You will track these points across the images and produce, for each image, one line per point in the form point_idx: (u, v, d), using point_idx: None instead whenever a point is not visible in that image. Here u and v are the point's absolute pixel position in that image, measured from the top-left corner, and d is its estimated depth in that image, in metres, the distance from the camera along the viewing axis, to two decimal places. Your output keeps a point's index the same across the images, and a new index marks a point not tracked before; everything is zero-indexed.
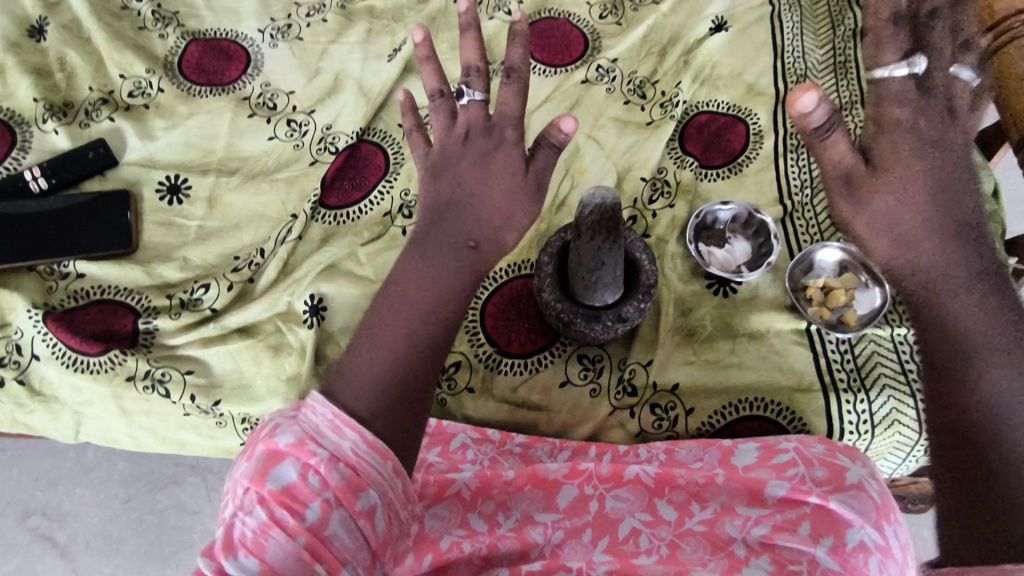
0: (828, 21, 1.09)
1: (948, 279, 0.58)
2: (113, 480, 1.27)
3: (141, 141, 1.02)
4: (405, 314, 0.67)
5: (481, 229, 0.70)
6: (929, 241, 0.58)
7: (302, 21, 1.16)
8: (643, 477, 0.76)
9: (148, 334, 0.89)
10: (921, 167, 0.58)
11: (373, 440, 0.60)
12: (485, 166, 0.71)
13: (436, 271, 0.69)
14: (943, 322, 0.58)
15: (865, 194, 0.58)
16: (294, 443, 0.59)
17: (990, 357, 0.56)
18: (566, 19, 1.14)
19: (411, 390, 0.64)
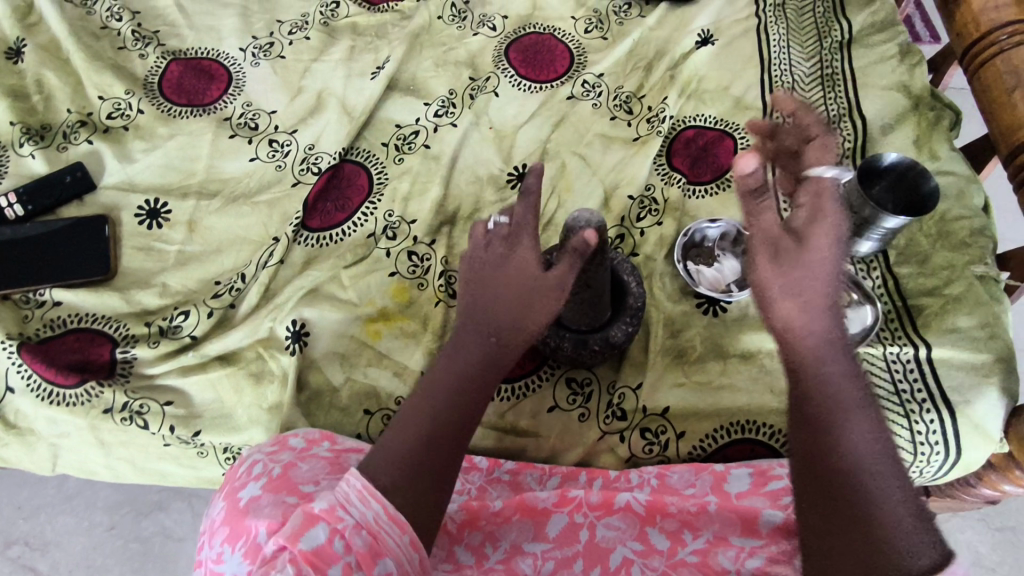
0: (814, 32, 1.08)
1: (834, 351, 0.57)
2: (97, 507, 1.24)
3: (119, 164, 1.00)
4: (432, 395, 0.66)
5: (506, 319, 0.67)
6: (829, 315, 0.57)
7: (284, 39, 1.14)
8: (634, 505, 0.73)
9: (125, 363, 0.87)
10: (837, 248, 0.57)
11: (395, 512, 0.58)
12: (507, 267, 0.68)
13: (468, 353, 0.68)
14: (822, 386, 0.57)
15: (782, 259, 0.58)
16: (326, 508, 0.57)
17: (864, 430, 0.55)
18: (551, 34, 1.14)
19: (432, 470, 0.62)
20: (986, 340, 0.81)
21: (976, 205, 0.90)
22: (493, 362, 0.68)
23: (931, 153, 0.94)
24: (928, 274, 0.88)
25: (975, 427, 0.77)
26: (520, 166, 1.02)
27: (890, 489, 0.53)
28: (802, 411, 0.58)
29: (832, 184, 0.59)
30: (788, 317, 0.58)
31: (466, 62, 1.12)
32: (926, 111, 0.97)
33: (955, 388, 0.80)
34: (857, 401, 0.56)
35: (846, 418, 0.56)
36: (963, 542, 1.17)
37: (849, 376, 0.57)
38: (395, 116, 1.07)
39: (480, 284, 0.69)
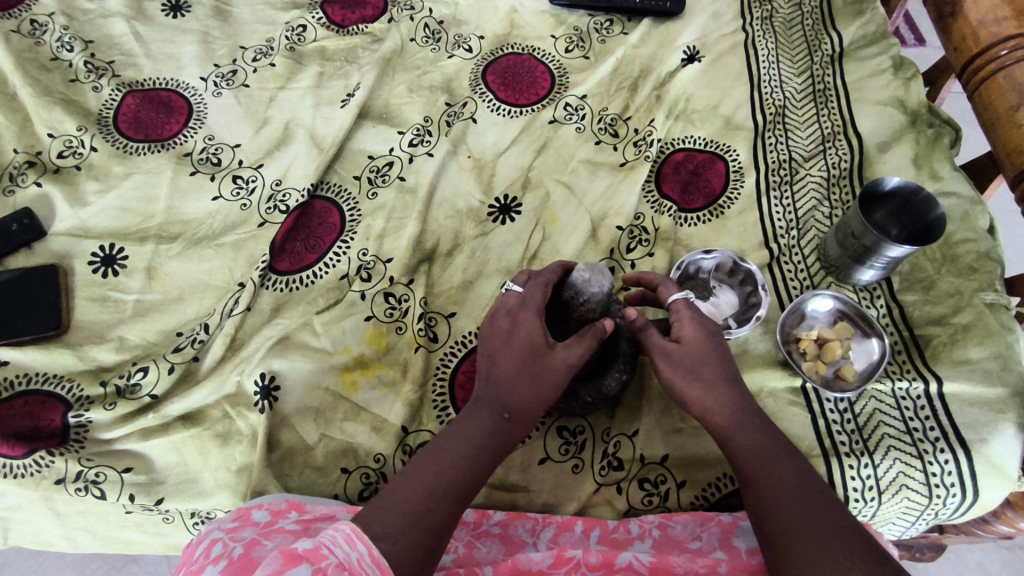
0: (804, 46, 1.03)
1: (749, 419, 0.64)
2: (65, 563, 1.12)
3: (71, 207, 0.93)
4: (438, 459, 0.61)
5: (520, 390, 0.65)
6: (732, 390, 0.66)
7: (248, 66, 1.08)
8: (638, 563, 0.65)
9: (79, 428, 0.79)
10: (711, 345, 0.68)
11: (379, 557, 0.51)
12: (511, 341, 0.67)
13: (474, 416, 0.64)
14: (747, 451, 0.63)
15: (671, 360, 0.68)
16: (309, 547, 0.48)
17: (793, 476, 0.61)
18: (530, 54, 1.09)
19: (434, 535, 0.56)
20: (1000, 373, 0.75)
21: (982, 227, 0.85)
22: (501, 435, 0.64)
23: (932, 173, 0.89)
24: (934, 302, 0.82)
25: (992, 467, 0.71)
26: (502, 198, 0.97)
27: (825, 517, 0.57)
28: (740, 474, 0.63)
29: (687, 301, 0.72)
30: (702, 400, 0.66)
31: (441, 86, 1.06)
32: (925, 128, 0.93)
33: (969, 425, 0.73)
34: (780, 457, 0.62)
35: (773, 470, 0.61)
36: (974, 562, 1.09)
37: (769, 436, 0.64)
38: (368, 147, 1.01)
39: (493, 355, 0.68)
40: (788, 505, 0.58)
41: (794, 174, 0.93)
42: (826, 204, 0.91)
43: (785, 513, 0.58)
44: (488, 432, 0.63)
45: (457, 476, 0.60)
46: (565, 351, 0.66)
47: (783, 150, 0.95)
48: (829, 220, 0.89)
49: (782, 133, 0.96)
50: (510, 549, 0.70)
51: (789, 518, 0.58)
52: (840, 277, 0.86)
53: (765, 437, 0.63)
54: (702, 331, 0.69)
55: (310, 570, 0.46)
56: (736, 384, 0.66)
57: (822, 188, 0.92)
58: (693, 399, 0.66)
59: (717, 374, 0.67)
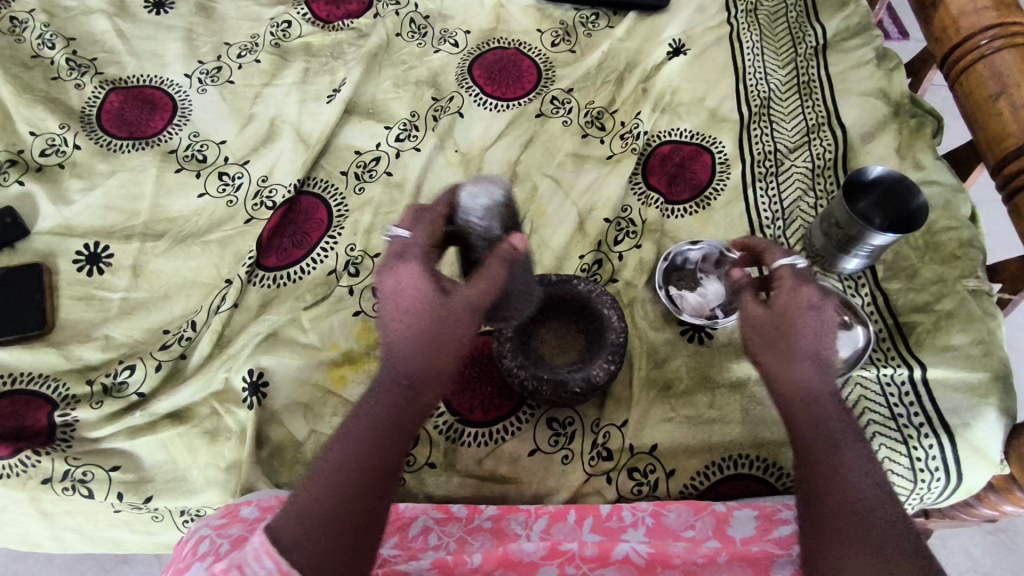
0: (788, 39, 1.04)
1: (823, 405, 0.61)
2: (55, 563, 1.08)
3: (54, 206, 0.93)
4: (348, 445, 0.58)
5: (418, 349, 0.60)
6: (815, 370, 0.61)
7: (233, 62, 1.08)
8: (636, 556, 0.67)
9: (66, 427, 0.78)
10: (809, 318, 0.61)
11: (287, 571, 0.52)
12: (400, 294, 0.62)
13: (377, 392, 0.61)
14: (812, 435, 0.60)
15: (766, 328, 0.62)
16: (224, 567, 0.55)
17: (857, 470, 0.58)
18: (516, 48, 1.09)
19: (350, 529, 0.55)
20: (983, 358, 0.76)
21: (964, 215, 0.86)
22: (408, 400, 0.60)
23: (915, 162, 0.90)
24: (918, 289, 0.83)
25: (975, 451, 0.71)
26: None
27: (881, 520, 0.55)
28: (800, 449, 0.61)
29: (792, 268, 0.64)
30: (777, 375, 0.62)
31: (428, 80, 1.06)
32: (907, 118, 0.93)
33: (953, 410, 0.74)
34: (848, 448, 0.59)
35: (837, 455, 0.59)
36: (957, 546, 1.07)
37: (840, 424, 0.60)
38: (354, 142, 1.01)
39: (392, 310, 0.62)
40: (844, 499, 0.56)
41: (779, 165, 0.94)
42: (811, 194, 0.91)
43: (840, 508, 0.56)
44: (395, 401, 0.60)
45: (367, 459, 0.58)
46: (462, 298, 0.62)
47: (768, 141, 0.96)
48: (814, 210, 0.90)
49: (767, 124, 0.97)
50: (502, 542, 0.69)
51: (845, 514, 0.56)
52: (825, 265, 0.86)
53: (835, 423, 0.60)
54: (797, 303, 0.61)
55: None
56: (819, 362, 0.61)
57: (806, 179, 0.92)
58: (772, 371, 0.62)
59: (802, 347, 0.61)
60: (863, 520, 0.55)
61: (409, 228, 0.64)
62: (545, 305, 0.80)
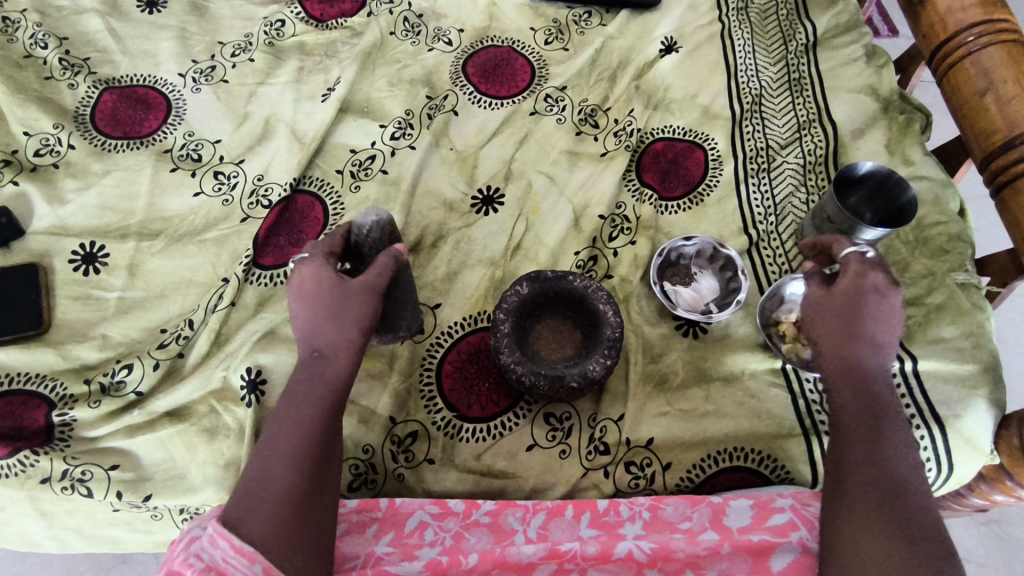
0: (779, 36, 1.05)
1: (869, 381, 0.61)
2: (54, 565, 1.07)
3: (49, 206, 0.93)
4: (284, 422, 0.61)
5: (331, 326, 0.65)
6: (870, 350, 0.62)
7: (227, 61, 1.08)
8: (638, 552, 0.66)
9: (64, 427, 0.78)
10: (863, 303, 0.62)
11: (241, 545, 0.54)
12: (303, 291, 0.66)
13: (304, 374, 0.64)
14: (857, 408, 0.60)
15: (823, 317, 0.64)
16: (184, 560, 0.56)
17: (896, 451, 0.58)
18: (510, 47, 1.09)
19: (297, 497, 0.57)
20: (972, 350, 0.77)
21: (953, 210, 0.87)
22: (331, 369, 0.64)
23: (904, 158, 0.92)
24: (909, 283, 0.84)
25: (965, 442, 0.72)
26: (485, 189, 0.97)
27: (913, 501, 0.55)
28: (840, 422, 0.61)
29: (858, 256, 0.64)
30: (828, 350, 0.63)
31: (422, 79, 1.06)
32: (897, 114, 0.95)
33: (944, 401, 0.75)
34: (889, 428, 0.59)
35: (877, 433, 0.59)
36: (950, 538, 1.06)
37: (886, 404, 0.61)
38: (349, 141, 1.01)
39: (303, 299, 0.66)
40: (876, 472, 0.57)
41: (771, 161, 0.95)
42: (803, 190, 0.92)
43: (869, 479, 0.57)
44: (319, 373, 0.63)
45: (302, 432, 0.60)
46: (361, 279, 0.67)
47: (760, 138, 0.97)
48: (806, 205, 0.91)
49: (759, 121, 0.98)
50: (499, 538, 0.69)
51: (874, 486, 0.57)
52: None
53: (880, 403, 0.60)
54: (853, 289, 0.63)
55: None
56: (870, 343, 0.62)
57: (798, 175, 0.94)
58: (825, 351, 0.64)
59: (862, 330, 0.62)
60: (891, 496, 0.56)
61: (309, 251, 0.70)
62: (538, 299, 0.80)
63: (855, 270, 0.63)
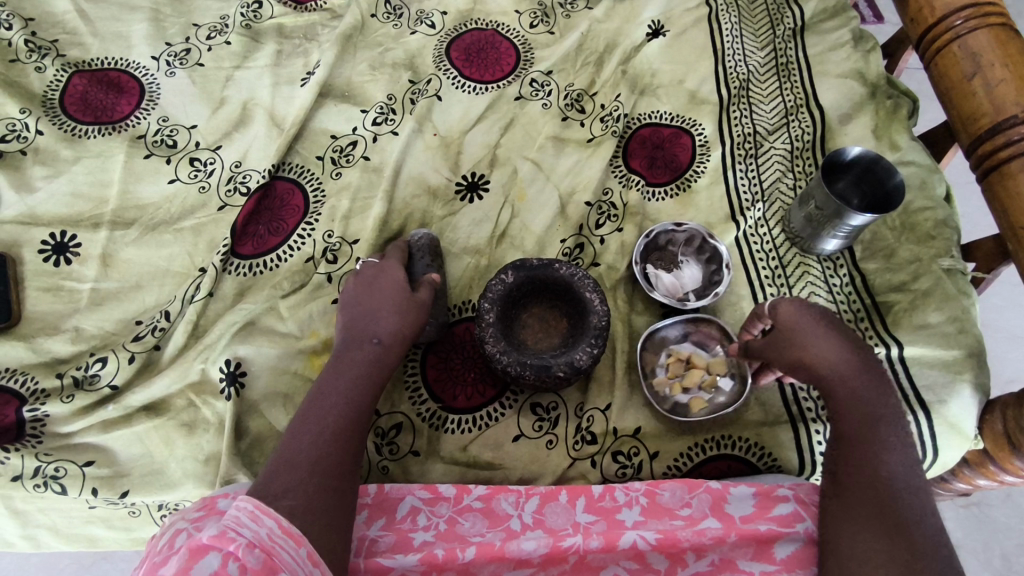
0: (766, 20, 1.03)
1: (862, 378, 0.63)
2: (30, 562, 1.02)
3: (17, 194, 0.89)
4: (322, 403, 0.63)
5: (385, 322, 0.71)
6: (855, 361, 0.64)
7: (202, 44, 1.04)
8: (642, 543, 0.65)
9: (36, 422, 0.76)
10: (826, 317, 0.66)
11: (289, 526, 0.51)
12: (371, 285, 0.76)
13: (352, 366, 0.67)
14: (849, 411, 0.62)
15: (789, 344, 0.66)
16: (216, 533, 0.47)
17: (894, 452, 0.59)
18: (494, 30, 1.07)
19: (332, 478, 0.57)
20: (957, 335, 0.77)
21: (939, 195, 0.87)
22: (378, 361, 0.69)
23: (891, 143, 0.91)
24: (895, 269, 0.84)
25: (950, 427, 0.72)
26: (469, 175, 0.96)
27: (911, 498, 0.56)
28: (841, 430, 0.62)
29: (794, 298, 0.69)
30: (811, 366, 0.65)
31: (405, 63, 1.04)
32: (884, 99, 0.94)
33: (929, 387, 0.74)
34: (887, 434, 0.60)
35: (876, 434, 0.60)
36: None
37: (884, 410, 0.62)
38: (330, 126, 0.99)
39: (359, 299, 0.75)
40: (875, 474, 0.58)
41: (759, 147, 0.94)
42: (790, 175, 0.92)
43: (866, 480, 0.58)
44: (365, 362, 0.68)
45: (342, 415, 0.63)
46: (419, 292, 0.76)
47: (747, 123, 0.96)
48: (793, 191, 0.90)
49: (746, 106, 0.97)
50: (493, 522, 0.68)
51: (873, 487, 0.57)
52: (804, 247, 0.87)
53: (878, 409, 0.62)
54: (803, 314, 0.67)
55: (219, 558, 0.46)
56: (852, 355, 0.64)
57: (786, 161, 0.93)
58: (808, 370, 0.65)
59: (829, 347, 0.64)
60: (890, 497, 0.56)
61: (379, 257, 0.81)
62: (522, 286, 0.78)
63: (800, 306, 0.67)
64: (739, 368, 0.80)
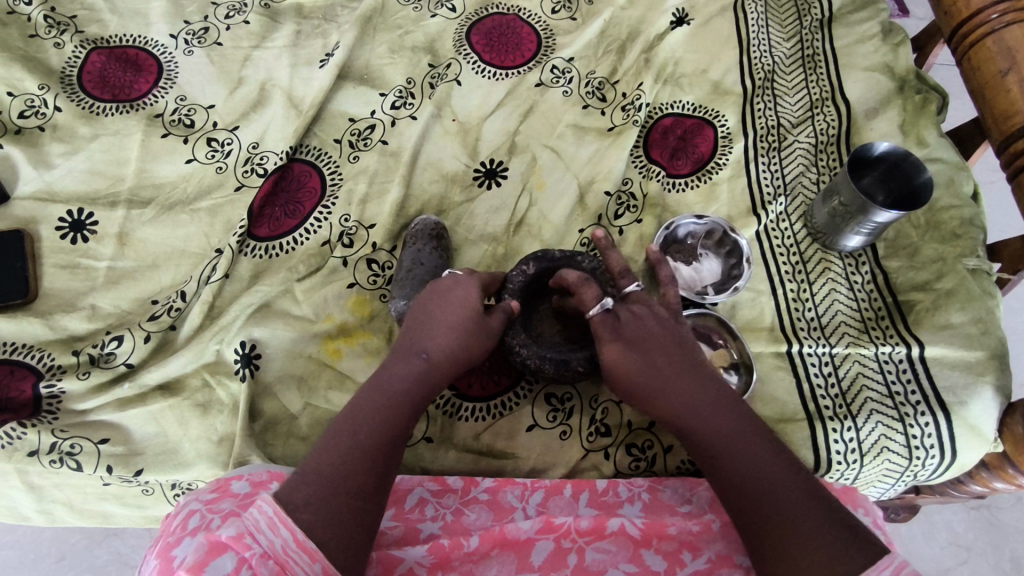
0: (793, 10, 1.01)
1: (694, 395, 0.60)
2: (44, 536, 1.03)
3: (36, 170, 0.89)
4: (359, 416, 0.59)
5: (441, 338, 0.65)
6: (670, 385, 0.61)
7: (221, 23, 1.03)
8: (631, 527, 0.63)
9: (52, 399, 0.76)
10: (642, 340, 0.63)
11: (304, 540, 0.50)
12: (447, 294, 0.68)
13: (395, 379, 0.62)
14: (700, 437, 0.59)
15: (622, 377, 0.64)
16: (234, 534, 0.51)
17: (750, 460, 0.56)
18: (516, 15, 1.05)
19: (360, 497, 0.54)
20: (979, 337, 0.75)
21: (966, 193, 0.85)
22: (423, 380, 0.63)
23: (919, 139, 0.89)
24: (918, 268, 0.83)
25: (969, 428, 0.70)
26: (487, 162, 0.95)
27: (780, 501, 0.53)
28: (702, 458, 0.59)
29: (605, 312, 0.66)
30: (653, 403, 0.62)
31: (425, 46, 1.02)
32: (912, 94, 0.92)
33: (949, 388, 0.73)
34: (740, 443, 0.57)
35: (729, 453, 0.57)
36: (941, 521, 1.06)
37: (726, 420, 0.58)
38: (348, 109, 0.98)
39: (421, 307, 0.69)
40: (745, 490, 0.55)
41: (782, 139, 0.92)
42: (813, 169, 0.90)
43: (737, 501, 0.55)
44: (409, 379, 0.62)
45: (376, 434, 0.58)
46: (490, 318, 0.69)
47: (771, 115, 0.94)
48: (816, 186, 0.89)
49: (771, 98, 0.95)
50: (499, 515, 0.68)
51: (739, 510, 0.55)
52: (826, 244, 0.85)
53: (721, 420, 0.58)
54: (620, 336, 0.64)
55: (234, 560, 0.49)
56: (681, 375, 0.61)
57: (810, 154, 0.91)
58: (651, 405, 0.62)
59: (656, 373, 0.61)
60: (761, 513, 0.53)
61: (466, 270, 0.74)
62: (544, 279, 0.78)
63: (609, 323, 0.65)
64: (741, 357, 0.80)
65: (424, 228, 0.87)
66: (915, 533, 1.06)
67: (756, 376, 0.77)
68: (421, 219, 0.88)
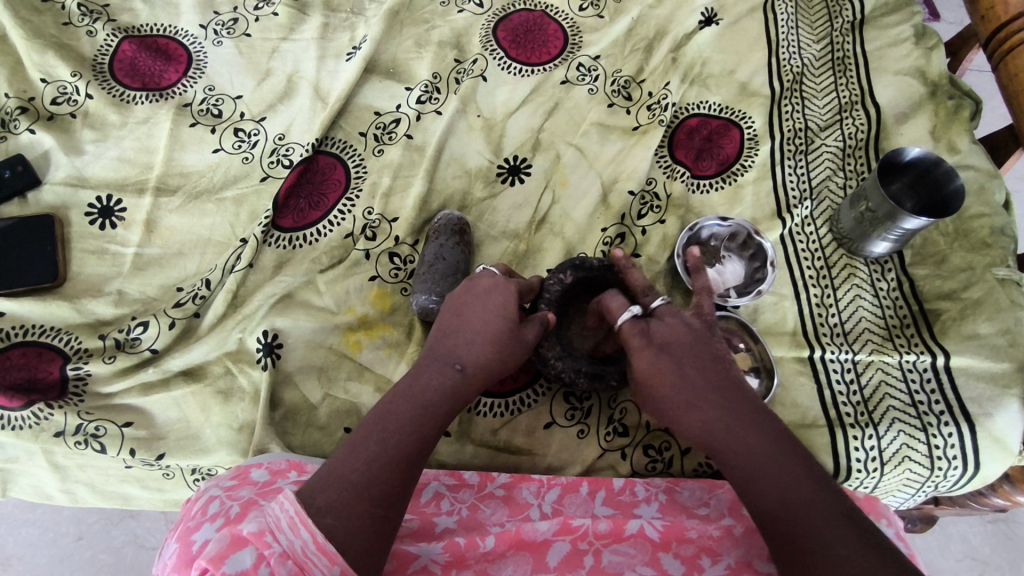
0: (824, 13, 1.00)
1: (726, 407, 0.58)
2: (63, 515, 1.05)
3: (67, 156, 0.91)
4: (385, 424, 0.59)
5: (477, 348, 0.65)
6: (702, 399, 0.59)
7: (250, 14, 1.04)
8: (648, 531, 0.63)
9: (78, 380, 0.77)
10: (669, 354, 0.62)
11: (326, 542, 0.50)
12: (486, 298, 0.68)
13: (425, 385, 0.62)
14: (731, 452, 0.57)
15: (653, 392, 0.62)
16: (256, 530, 0.51)
17: (781, 472, 0.54)
18: (543, 12, 1.05)
19: (382, 506, 0.54)
20: (1008, 349, 0.74)
21: (998, 202, 0.83)
22: (456, 390, 0.63)
23: (950, 145, 0.87)
24: (945, 276, 0.81)
25: (994, 441, 0.69)
26: (511, 158, 0.95)
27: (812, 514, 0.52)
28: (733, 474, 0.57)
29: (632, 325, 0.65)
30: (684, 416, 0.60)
31: (451, 41, 1.02)
32: (945, 100, 0.90)
33: (974, 399, 0.72)
34: (775, 458, 0.55)
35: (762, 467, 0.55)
36: (957, 534, 1.05)
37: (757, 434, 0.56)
38: (374, 102, 0.98)
39: (457, 310, 0.68)
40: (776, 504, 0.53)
41: (809, 142, 0.91)
42: (840, 173, 0.89)
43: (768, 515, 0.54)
44: (441, 389, 0.62)
45: (401, 442, 0.58)
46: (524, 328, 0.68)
47: (799, 117, 0.93)
48: (842, 190, 0.88)
49: (799, 100, 0.94)
50: (515, 510, 0.68)
51: (770, 525, 0.54)
52: (852, 249, 0.84)
53: (754, 434, 0.56)
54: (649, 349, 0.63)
55: (254, 556, 0.50)
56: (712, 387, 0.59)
57: (837, 158, 0.90)
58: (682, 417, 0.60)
59: (686, 388, 0.60)
60: (793, 533, 0.52)
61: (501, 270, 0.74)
62: (577, 288, 0.78)
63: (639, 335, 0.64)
64: (761, 361, 0.79)
65: (447, 223, 0.87)
66: (930, 544, 1.05)
67: (777, 382, 0.77)
68: (444, 213, 0.88)
